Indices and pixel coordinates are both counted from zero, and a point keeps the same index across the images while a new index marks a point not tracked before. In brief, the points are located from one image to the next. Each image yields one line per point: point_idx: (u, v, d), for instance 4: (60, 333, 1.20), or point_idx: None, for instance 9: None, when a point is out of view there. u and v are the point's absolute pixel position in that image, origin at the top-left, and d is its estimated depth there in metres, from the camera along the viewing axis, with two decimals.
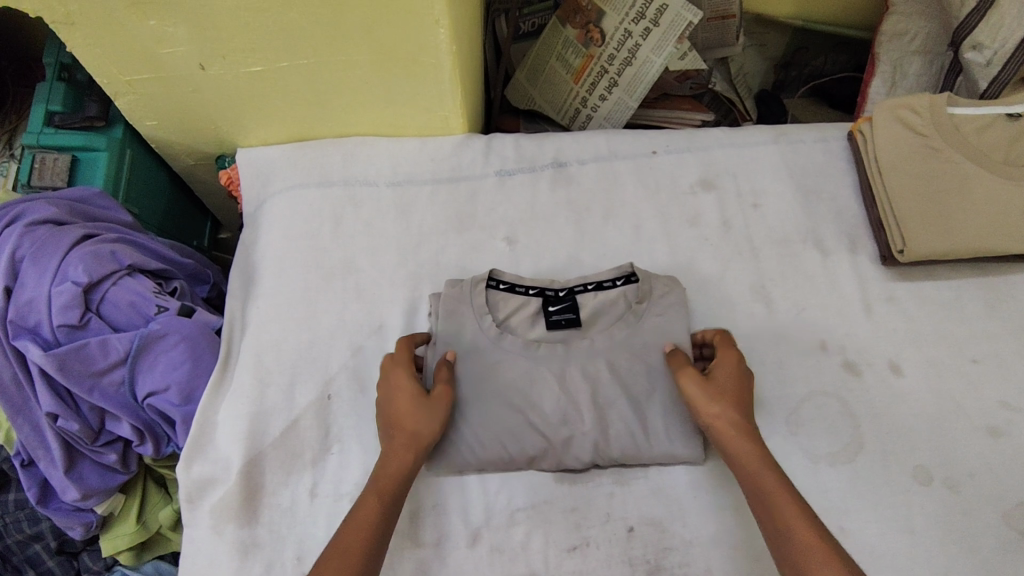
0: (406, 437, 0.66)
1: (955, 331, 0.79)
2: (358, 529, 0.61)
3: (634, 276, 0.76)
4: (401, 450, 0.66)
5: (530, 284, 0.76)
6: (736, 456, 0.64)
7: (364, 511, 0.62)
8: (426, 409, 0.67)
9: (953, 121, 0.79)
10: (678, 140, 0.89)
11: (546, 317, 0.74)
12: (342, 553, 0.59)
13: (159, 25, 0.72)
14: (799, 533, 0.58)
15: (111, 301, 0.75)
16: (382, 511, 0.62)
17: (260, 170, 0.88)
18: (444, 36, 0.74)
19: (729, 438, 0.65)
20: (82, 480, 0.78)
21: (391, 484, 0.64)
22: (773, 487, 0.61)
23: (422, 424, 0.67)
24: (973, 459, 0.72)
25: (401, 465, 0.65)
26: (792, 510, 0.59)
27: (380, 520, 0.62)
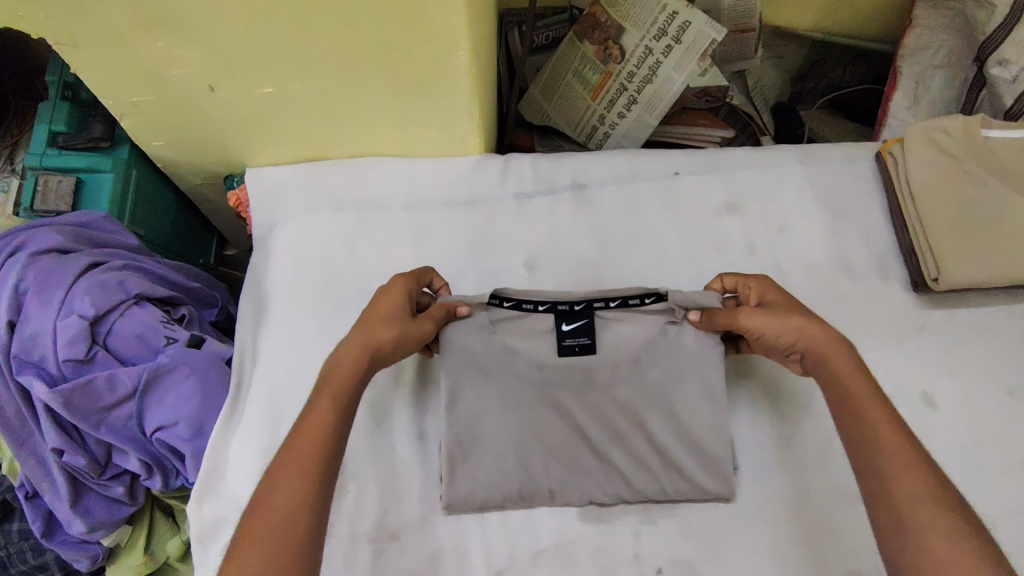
0: (363, 338, 0.64)
1: (990, 361, 0.77)
2: (307, 433, 0.57)
3: (663, 293, 0.67)
4: (354, 351, 0.63)
5: (540, 299, 0.67)
6: (826, 361, 0.62)
7: (317, 414, 0.59)
8: (397, 325, 0.65)
9: (987, 144, 0.78)
10: (701, 160, 0.87)
11: (558, 342, 0.68)
12: (295, 460, 0.56)
13: (166, 46, 0.69)
14: (892, 439, 0.56)
15: (118, 333, 0.73)
16: (333, 413, 0.59)
17: (270, 192, 0.85)
18: (464, 58, 0.71)
19: (819, 346, 0.63)
20: (89, 514, 0.76)
21: (343, 385, 0.61)
22: (866, 392, 0.59)
23: (387, 333, 0.64)
24: (1012, 495, 0.70)
25: (352, 365, 0.62)
26: (883, 416, 0.57)
27: (329, 420, 0.59)
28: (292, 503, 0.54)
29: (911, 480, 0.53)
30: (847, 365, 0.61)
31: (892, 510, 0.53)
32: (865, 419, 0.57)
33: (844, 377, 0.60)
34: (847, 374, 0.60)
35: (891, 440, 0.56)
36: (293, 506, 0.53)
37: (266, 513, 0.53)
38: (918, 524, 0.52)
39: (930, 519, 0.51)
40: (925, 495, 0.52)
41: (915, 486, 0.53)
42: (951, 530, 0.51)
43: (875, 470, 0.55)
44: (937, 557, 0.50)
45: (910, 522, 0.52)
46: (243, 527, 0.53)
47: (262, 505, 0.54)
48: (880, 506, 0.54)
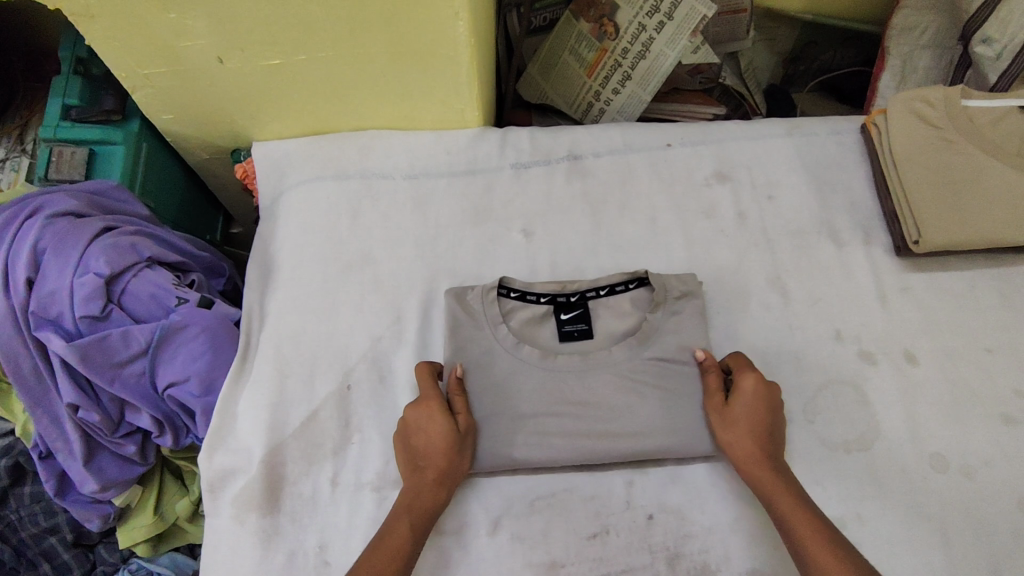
0: (442, 473, 0.67)
1: (968, 321, 0.80)
2: (384, 554, 0.62)
3: (645, 279, 0.76)
4: (436, 487, 0.67)
5: (541, 291, 0.76)
6: (756, 482, 0.66)
7: (395, 534, 0.63)
8: (460, 449, 0.68)
9: (967, 113, 0.81)
10: (693, 132, 0.90)
11: (559, 328, 0.75)
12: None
13: (178, 18, 0.72)
14: (816, 562, 0.59)
15: (132, 293, 0.76)
16: (414, 540, 0.64)
17: (277, 163, 0.89)
18: (463, 29, 0.74)
19: (750, 465, 0.66)
20: (101, 472, 0.78)
21: (425, 521, 0.66)
22: (795, 514, 0.62)
23: (462, 462, 0.68)
24: (988, 446, 0.73)
25: (433, 501, 0.66)
26: (814, 537, 0.60)
27: (410, 546, 0.63)
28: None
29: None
30: (775, 490, 0.64)
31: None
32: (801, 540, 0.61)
33: (775, 502, 0.64)
34: (775, 495, 0.64)
35: (821, 563, 0.59)
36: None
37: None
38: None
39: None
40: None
41: None
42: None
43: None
44: None
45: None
46: None
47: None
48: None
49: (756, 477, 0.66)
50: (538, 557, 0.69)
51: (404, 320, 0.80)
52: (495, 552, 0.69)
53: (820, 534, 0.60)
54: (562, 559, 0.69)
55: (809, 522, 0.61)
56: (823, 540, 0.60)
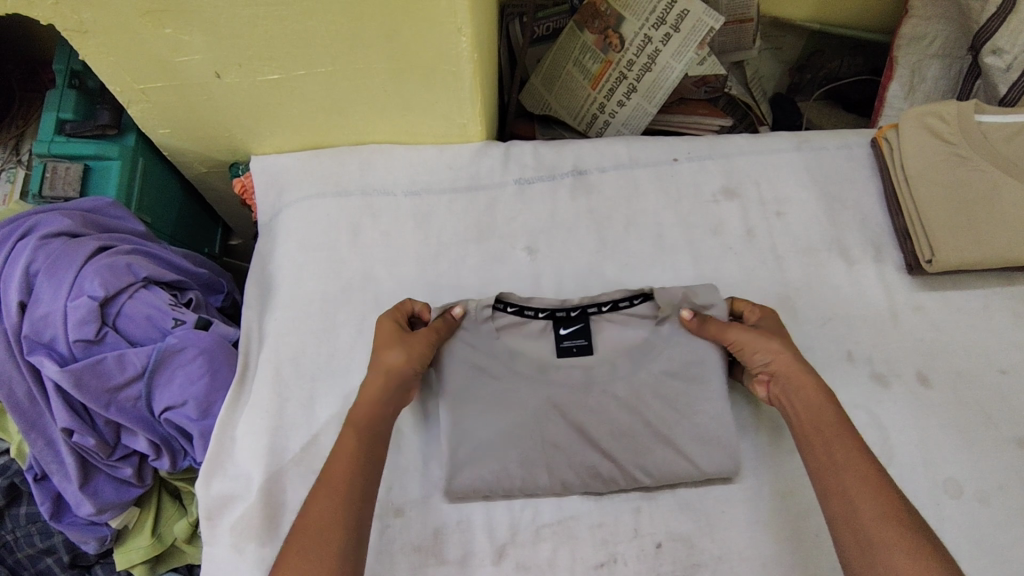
0: (384, 365, 0.69)
1: (982, 342, 0.78)
2: (341, 461, 0.63)
3: (649, 293, 0.72)
4: (374, 383, 0.68)
5: (540, 306, 0.73)
6: (797, 390, 0.66)
7: (343, 443, 0.64)
8: (402, 345, 0.69)
9: (980, 129, 0.79)
10: (700, 146, 0.88)
11: (558, 343, 0.72)
12: (324, 490, 0.61)
13: (174, 33, 0.71)
14: (850, 467, 0.60)
15: (127, 315, 0.74)
16: (362, 444, 0.64)
17: (275, 178, 0.87)
18: (466, 44, 0.73)
19: (793, 376, 0.67)
20: (98, 495, 0.77)
21: (368, 419, 0.66)
22: (833, 428, 0.63)
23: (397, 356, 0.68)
24: (1004, 471, 0.71)
25: (377, 391, 0.67)
26: (849, 447, 0.61)
27: (357, 449, 0.64)
28: (329, 522, 0.59)
29: (868, 504, 0.57)
30: (816, 399, 0.65)
31: (846, 533, 0.57)
32: (846, 448, 0.61)
33: (814, 416, 0.64)
34: (812, 406, 0.64)
35: (853, 471, 0.59)
36: (331, 526, 0.59)
37: (306, 525, 0.59)
38: (872, 543, 0.55)
39: (888, 537, 0.55)
40: (881, 515, 0.56)
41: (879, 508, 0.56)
42: (907, 543, 0.54)
43: (832, 493, 0.59)
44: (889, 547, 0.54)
45: (871, 542, 0.55)
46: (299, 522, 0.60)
47: (301, 527, 0.59)
48: (841, 527, 0.58)
49: (800, 385, 0.66)
50: None
51: None
52: None
53: (857, 447, 0.61)
54: None
55: (845, 437, 0.62)
56: (860, 452, 0.60)
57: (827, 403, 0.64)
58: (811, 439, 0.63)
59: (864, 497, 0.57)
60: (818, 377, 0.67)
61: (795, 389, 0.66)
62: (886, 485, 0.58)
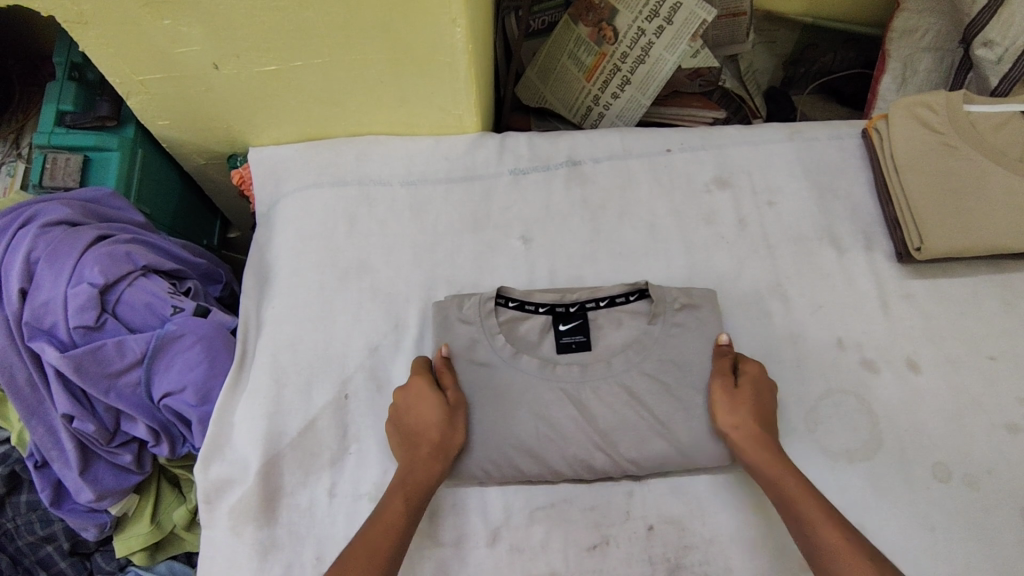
0: (434, 452, 0.67)
1: (971, 328, 0.79)
2: (382, 532, 0.63)
3: (646, 291, 0.75)
4: (424, 464, 0.67)
5: (541, 301, 0.75)
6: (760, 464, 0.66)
7: (389, 512, 0.64)
8: (447, 422, 0.68)
9: (969, 119, 0.80)
10: (692, 138, 0.89)
11: (557, 338, 0.74)
12: (362, 560, 0.61)
13: (173, 24, 0.72)
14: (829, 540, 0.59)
15: (127, 302, 0.75)
16: (407, 516, 0.65)
17: (273, 169, 0.88)
18: (460, 35, 0.73)
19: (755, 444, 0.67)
20: (97, 481, 0.78)
21: (420, 494, 0.66)
22: (811, 501, 0.62)
23: (451, 436, 0.68)
24: (991, 455, 0.72)
25: (427, 476, 0.67)
26: (826, 523, 0.61)
27: (402, 522, 0.64)
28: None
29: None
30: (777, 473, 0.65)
31: None
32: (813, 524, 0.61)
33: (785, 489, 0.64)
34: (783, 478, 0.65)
35: (838, 547, 0.59)
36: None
37: None
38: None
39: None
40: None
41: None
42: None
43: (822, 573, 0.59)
44: None
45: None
46: None
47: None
48: None
49: (756, 458, 0.66)
50: (537, 568, 0.68)
51: (402, 329, 0.79)
52: (494, 564, 0.69)
53: (827, 514, 0.61)
54: (562, 571, 0.68)
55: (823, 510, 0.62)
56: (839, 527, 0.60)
57: (786, 471, 0.65)
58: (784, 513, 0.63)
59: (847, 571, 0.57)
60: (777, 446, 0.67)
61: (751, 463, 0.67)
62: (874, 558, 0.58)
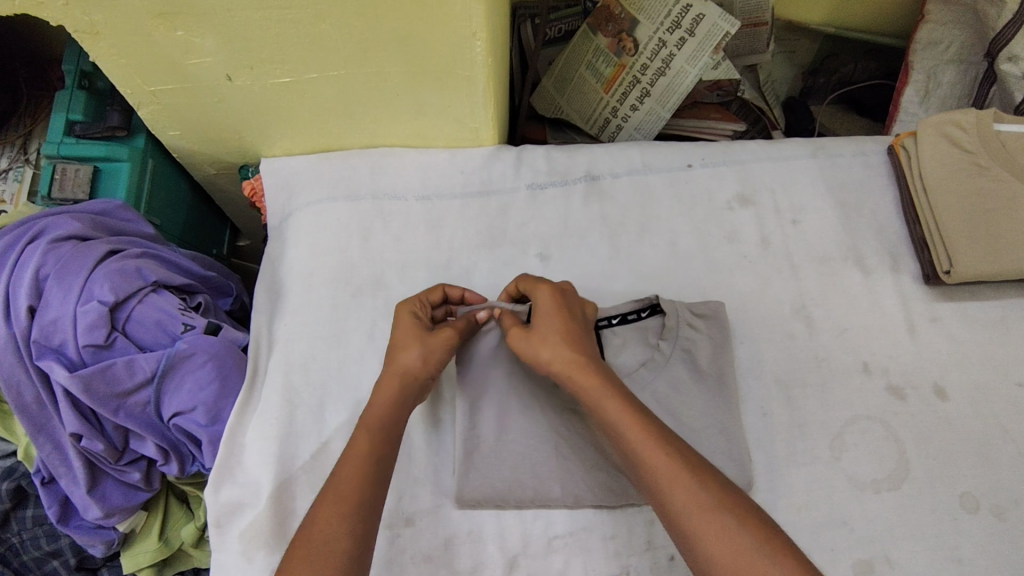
0: (397, 372, 0.65)
1: (1000, 353, 0.77)
2: (350, 467, 0.59)
3: (658, 306, 0.73)
4: (390, 381, 0.65)
5: None
6: (577, 391, 0.62)
7: (355, 446, 0.61)
8: (421, 346, 0.66)
9: (999, 139, 0.78)
10: (714, 153, 0.87)
11: None
12: (332, 500, 0.57)
13: (186, 35, 0.70)
14: (652, 462, 0.57)
15: (137, 320, 0.74)
16: (373, 449, 0.61)
17: (286, 182, 0.86)
18: (481, 48, 0.72)
19: (573, 376, 0.63)
20: (105, 499, 0.76)
21: (382, 419, 0.63)
22: (623, 422, 0.59)
23: (413, 358, 0.66)
24: (1020, 486, 0.71)
25: (390, 398, 0.64)
26: (648, 445, 0.57)
27: (371, 455, 0.60)
28: (337, 529, 0.55)
29: (679, 496, 0.55)
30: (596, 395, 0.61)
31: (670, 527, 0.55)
32: (638, 450, 0.58)
33: (626, 438, 0.59)
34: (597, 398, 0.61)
35: (653, 465, 0.56)
36: (339, 534, 0.55)
37: (305, 542, 0.55)
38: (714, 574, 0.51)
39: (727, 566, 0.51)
40: (694, 508, 0.54)
41: (685, 500, 0.54)
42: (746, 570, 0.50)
43: (647, 489, 0.57)
44: (713, 557, 0.52)
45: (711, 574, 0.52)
46: (295, 544, 0.55)
47: (306, 536, 0.55)
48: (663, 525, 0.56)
49: (579, 383, 0.62)
50: None
51: None
52: None
53: (648, 432, 0.58)
54: None
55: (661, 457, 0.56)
56: (683, 475, 0.55)
57: (602, 395, 0.61)
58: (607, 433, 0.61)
59: (668, 492, 0.55)
60: (599, 369, 0.63)
61: (574, 390, 0.63)
62: (718, 506, 0.54)
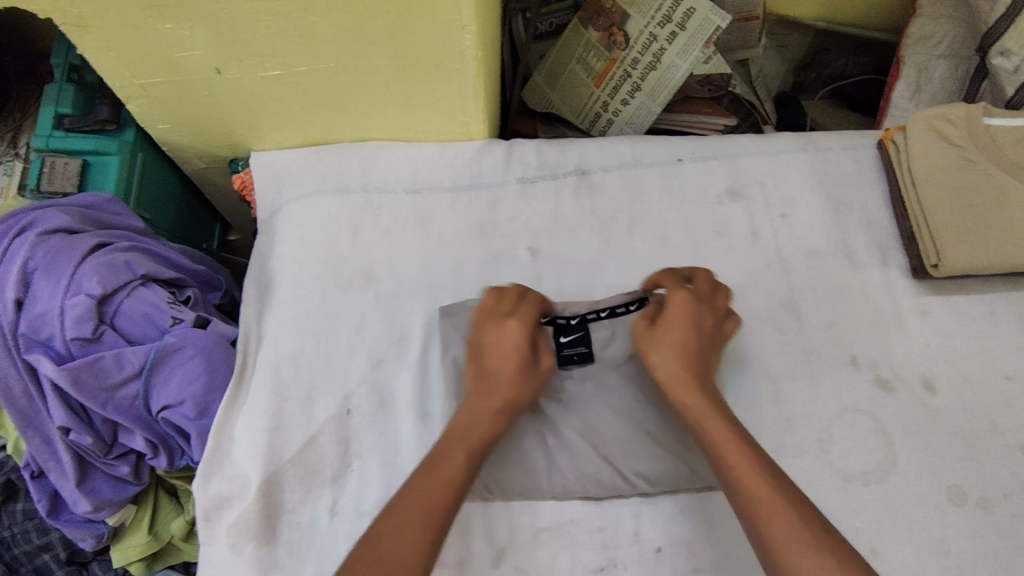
0: (502, 395, 0.65)
1: (988, 346, 0.77)
2: (441, 480, 0.59)
3: (647, 299, 0.72)
4: (490, 402, 0.65)
5: (540, 312, 0.73)
6: (687, 408, 0.64)
7: (450, 459, 0.61)
8: (530, 379, 0.67)
9: (989, 132, 0.78)
10: (704, 147, 0.87)
11: (558, 351, 0.72)
12: (420, 511, 0.57)
13: (175, 28, 0.70)
14: (761, 492, 0.56)
15: (125, 313, 0.73)
16: (467, 466, 0.61)
17: (275, 175, 0.86)
18: (470, 42, 0.72)
19: (676, 387, 0.65)
20: (94, 493, 0.76)
21: (477, 438, 0.63)
22: (733, 449, 0.59)
23: (525, 393, 0.66)
24: (1006, 478, 0.71)
25: (483, 418, 0.64)
26: (754, 475, 0.57)
27: (462, 471, 0.60)
28: (415, 538, 0.55)
29: (778, 529, 0.54)
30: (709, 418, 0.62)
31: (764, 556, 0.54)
32: (743, 481, 0.57)
33: (727, 455, 0.59)
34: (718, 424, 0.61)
35: (760, 495, 0.56)
36: (416, 543, 0.55)
37: (386, 548, 0.54)
38: None
39: None
40: (798, 541, 0.53)
41: (785, 531, 0.53)
42: None
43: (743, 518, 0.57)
44: None
45: None
46: (365, 544, 0.55)
47: (388, 540, 0.55)
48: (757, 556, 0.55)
49: (689, 401, 0.64)
50: None
51: (406, 342, 0.77)
52: None
53: (756, 464, 0.58)
54: None
55: (749, 466, 0.58)
56: (786, 507, 0.55)
57: (716, 421, 0.61)
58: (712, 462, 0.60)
59: (768, 524, 0.54)
60: (712, 398, 0.64)
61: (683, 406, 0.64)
62: (821, 542, 0.53)
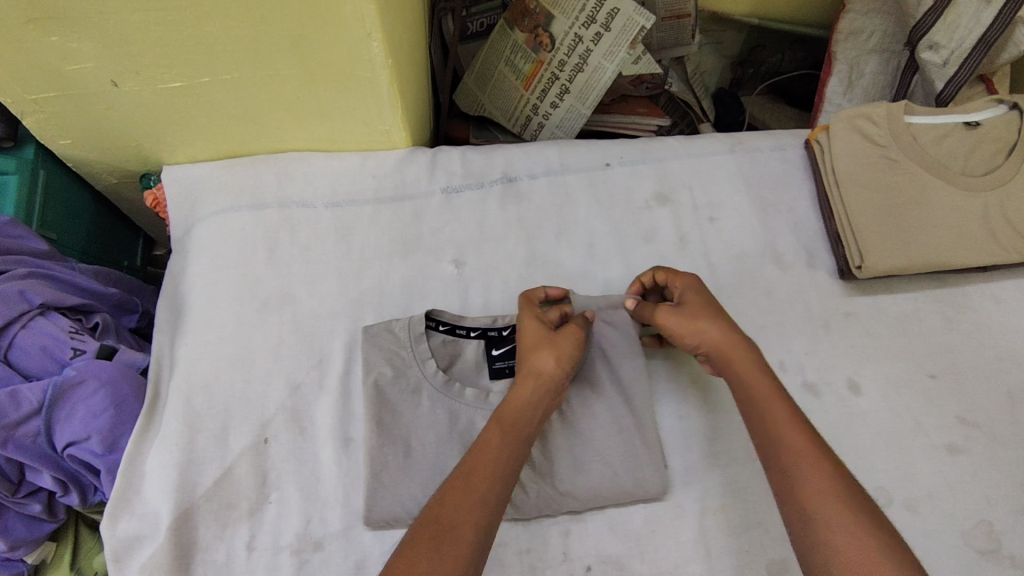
0: (530, 374, 0.64)
1: (911, 346, 0.78)
2: (485, 456, 0.57)
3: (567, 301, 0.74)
4: (525, 383, 0.63)
5: (472, 325, 0.73)
6: (728, 366, 0.63)
7: (489, 437, 0.59)
8: (553, 346, 0.65)
9: (908, 130, 0.78)
10: (632, 151, 0.86)
11: (491, 364, 0.73)
12: (465, 489, 0.54)
13: (61, 41, 0.65)
14: (796, 442, 0.56)
15: (20, 347, 0.70)
16: (506, 442, 0.59)
17: (188, 191, 0.82)
18: (378, 48, 0.69)
19: (723, 349, 0.64)
20: (7, 533, 0.71)
21: (513, 418, 0.61)
22: (774, 404, 0.59)
23: (548, 359, 0.64)
24: (930, 478, 0.71)
25: (525, 399, 0.63)
26: (791, 427, 0.57)
27: (503, 448, 0.58)
28: (465, 517, 0.53)
29: (812, 478, 0.53)
30: (750, 372, 0.62)
31: (790, 504, 0.54)
32: (781, 433, 0.57)
33: (767, 407, 0.59)
34: (756, 375, 0.62)
35: (795, 446, 0.56)
36: (466, 521, 0.53)
37: (430, 526, 0.52)
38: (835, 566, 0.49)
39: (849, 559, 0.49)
40: (827, 493, 0.52)
41: (821, 483, 0.53)
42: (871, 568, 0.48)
43: (774, 468, 0.56)
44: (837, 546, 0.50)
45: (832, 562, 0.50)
46: (418, 522, 0.53)
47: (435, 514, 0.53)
48: (783, 503, 0.55)
49: (730, 357, 0.63)
50: None
51: (327, 365, 0.75)
52: None
53: (795, 419, 0.58)
54: None
55: (792, 417, 0.58)
56: (821, 463, 0.54)
57: (755, 369, 0.62)
58: (749, 412, 0.60)
59: (802, 474, 0.54)
60: (758, 353, 0.63)
61: (729, 368, 0.63)
62: (853, 499, 0.52)
